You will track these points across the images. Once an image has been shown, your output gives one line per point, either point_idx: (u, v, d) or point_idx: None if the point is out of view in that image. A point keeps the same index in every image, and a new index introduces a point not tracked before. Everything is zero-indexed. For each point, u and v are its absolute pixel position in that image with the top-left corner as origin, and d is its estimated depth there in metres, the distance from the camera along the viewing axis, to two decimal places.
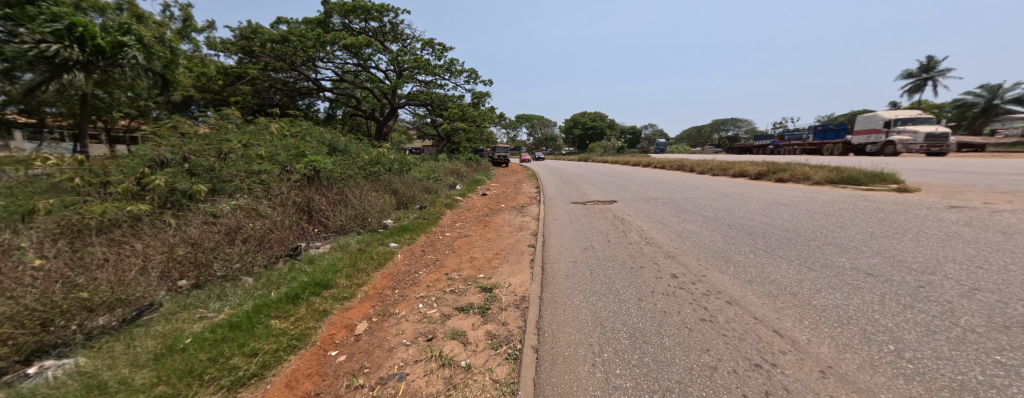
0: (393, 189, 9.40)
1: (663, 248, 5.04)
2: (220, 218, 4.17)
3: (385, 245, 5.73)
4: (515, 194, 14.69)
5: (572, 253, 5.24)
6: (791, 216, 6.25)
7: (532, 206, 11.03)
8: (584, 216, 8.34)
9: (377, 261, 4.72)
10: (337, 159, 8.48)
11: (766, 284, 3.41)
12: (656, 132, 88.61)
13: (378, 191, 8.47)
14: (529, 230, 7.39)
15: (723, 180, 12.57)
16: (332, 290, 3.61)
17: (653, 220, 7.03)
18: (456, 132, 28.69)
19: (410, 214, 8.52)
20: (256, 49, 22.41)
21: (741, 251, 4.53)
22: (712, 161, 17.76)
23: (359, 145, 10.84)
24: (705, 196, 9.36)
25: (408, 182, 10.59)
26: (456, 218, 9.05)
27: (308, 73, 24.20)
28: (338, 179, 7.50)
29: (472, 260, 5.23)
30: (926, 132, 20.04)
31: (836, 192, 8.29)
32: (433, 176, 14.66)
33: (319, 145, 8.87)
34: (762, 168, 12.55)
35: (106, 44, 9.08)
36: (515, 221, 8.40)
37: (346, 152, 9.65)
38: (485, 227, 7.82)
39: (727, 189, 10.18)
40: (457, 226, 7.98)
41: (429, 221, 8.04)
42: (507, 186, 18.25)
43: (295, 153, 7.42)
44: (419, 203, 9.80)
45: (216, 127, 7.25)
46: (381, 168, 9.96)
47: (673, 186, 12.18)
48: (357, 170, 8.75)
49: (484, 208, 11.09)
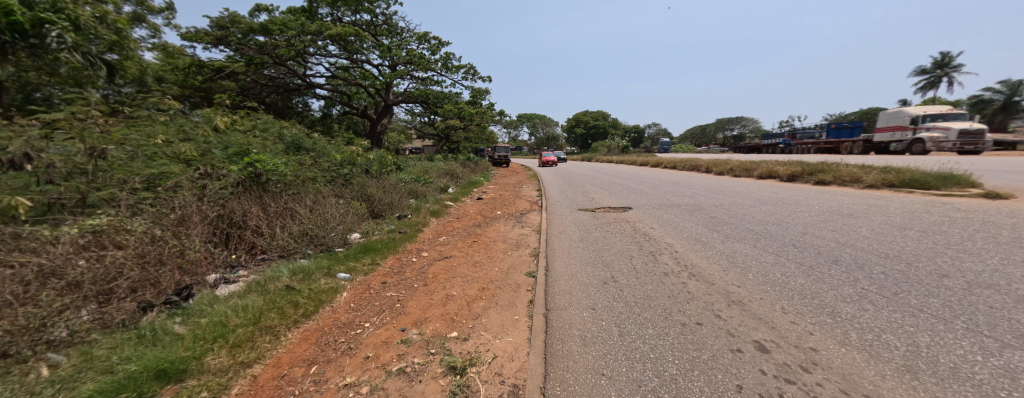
0: (366, 195, 7.95)
1: (718, 286, 3.52)
2: (40, 256, 2.70)
3: (332, 276, 4.23)
4: (514, 199, 13.25)
5: (587, 291, 3.72)
6: (876, 234, 4.71)
7: (532, 214, 9.46)
8: (595, 230, 6.80)
9: (302, 308, 3.22)
10: (294, 160, 7.08)
11: (951, 385, 1.89)
12: (660, 131, 86.88)
13: (344, 200, 7.02)
14: (528, 249, 5.86)
15: (750, 182, 11.02)
16: (184, 387, 2.13)
17: (686, 237, 5.50)
18: (454, 131, 27.25)
19: (383, 228, 7.04)
20: (235, 40, 20.97)
21: (844, 298, 3.01)
22: (729, 160, 16.25)
23: (330, 144, 9.42)
24: (739, 203, 7.84)
25: (388, 186, 9.16)
26: (441, 230, 7.58)
27: (298, 69, 23.08)
28: (290, 184, 6.05)
29: (446, 301, 3.73)
30: (960, 128, 18.31)
31: (907, 198, 6.75)
32: (421, 178, 13.19)
33: (275, 143, 7.47)
34: (794, 168, 11.05)
35: (27, 21, 6.85)
36: (512, 236, 6.91)
37: (312, 152, 8.26)
38: (474, 244, 6.33)
39: (763, 193, 8.64)
40: (440, 242, 6.46)
41: (405, 237, 6.55)
42: (505, 189, 16.80)
43: (235, 151, 6.01)
44: (398, 212, 8.35)
45: (134, 121, 5.88)
46: (353, 170, 8.54)
47: (693, 190, 10.63)
48: (319, 173, 7.33)
49: (477, 216, 9.55)
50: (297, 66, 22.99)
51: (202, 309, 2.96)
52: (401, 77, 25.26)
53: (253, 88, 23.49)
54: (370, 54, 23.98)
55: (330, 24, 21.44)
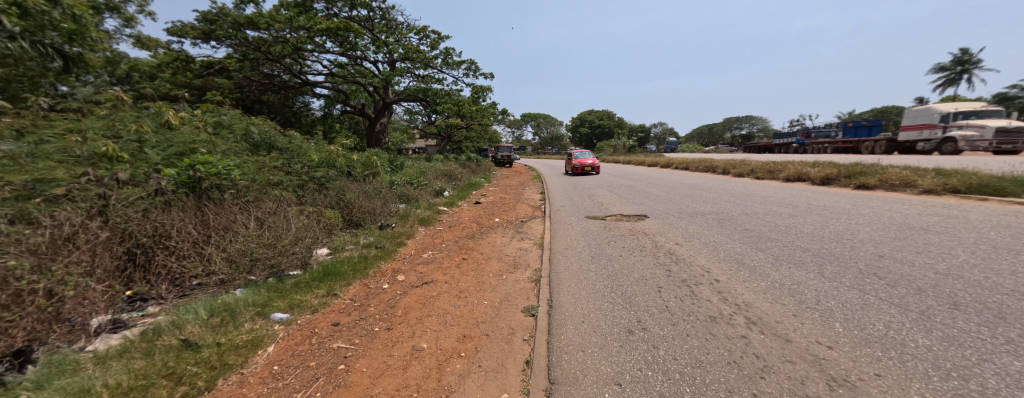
0: (340, 202, 6.95)
1: (799, 346, 2.43)
2: None
3: (264, 317, 3.21)
4: (515, 203, 12.24)
5: (609, 349, 2.63)
6: (983, 260, 3.59)
7: (535, 224, 8.33)
8: (608, 245, 5.70)
9: (188, 384, 2.20)
10: (254, 160, 6.15)
11: None
12: (667, 131, 85.45)
13: (309, 209, 6.04)
14: (529, 272, 4.79)
15: (777, 186, 9.88)
16: None
17: (724, 259, 4.41)
18: (455, 130, 26.32)
19: (358, 241, 6.01)
20: (224, 34, 19.90)
21: (1013, 381, 1.93)
22: (749, 161, 15.09)
23: (308, 142, 8.45)
24: (774, 212, 6.75)
25: (373, 190, 8.20)
26: (428, 242, 6.57)
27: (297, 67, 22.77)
28: (238, 192, 5.11)
29: (409, 360, 2.68)
30: (997, 126, 17.02)
31: (985, 207, 5.61)
32: (414, 180, 12.14)
33: (236, 143, 6.53)
34: (828, 170, 9.91)
35: None
36: (510, 252, 5.86)
37: (282, 152, 7.34)
38: (463, 263, 5.29)
39: (799, 200, 7.53)
40: (423, 262, 5.38)
41: (381, 255, 5.48)
42: (507, 191, 15.81)
43: (174, 151, 5.20)
44: (380, 221, 7.31)
45: (55, 118, 4.97)
46: (331, 171, 7.54)
47: (714, 195, 9.52)
48: (285, 178, 6.36)
49: (473, 224, 8.46)
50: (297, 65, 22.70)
51: (21, 394, 1.97)
52: (400, 75, 24.39)
53: (248, 86, 23.06)
54: (367, 50, 23.12)
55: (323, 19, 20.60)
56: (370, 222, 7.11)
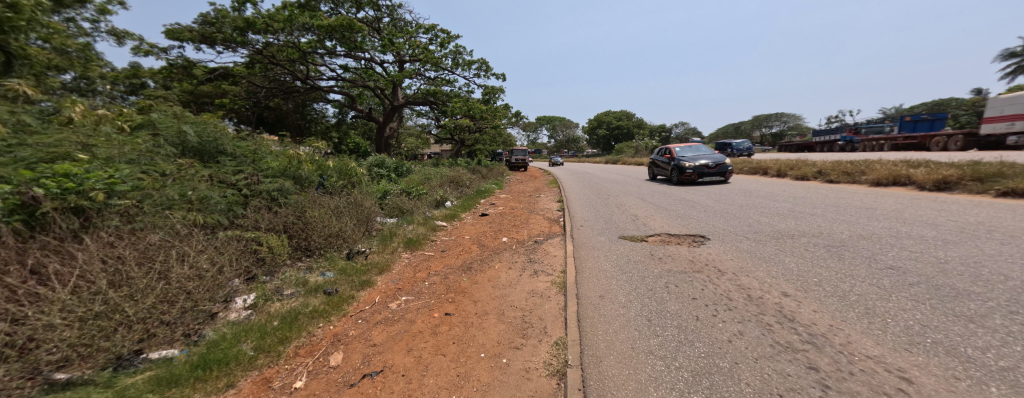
0: (292, 221, 5.24)
1: None
2: None
3: None
4: (530, 214, 10.44)
5: None
6: None
7: (554, 248, 6.40)
8: (667, 293, 3.72)
9: None
10: (169, 168, 4.49)
11: None
12: (689, 130, 81.75)
13: (233, 237, 4.33)
14: (547, 354, 2.87)
15: (869, 195, 7.73)
16: None
17: (905, 343, 2.42)
18: (467, 134, 24.93)
19: (302, 285, 4.26)
20: (224, 37, 18.02)
21: None
22: (806, 162, 12.84)
23: (270, 143, 6.83)
24: (904, 238, 4.69)
25: (348, 206, 6.55)
26: (407, 282, 4.80)
27: (311, 74, 22.48)
28: (115, 218, 3.45)
29: None
30: None
31: None
32: (409, 190, 10.53)
33: (155, 146, 4.88)
34: (950, 172, 7.75)
35: None
36: (518, 303, 3.97)
37: (232, 159, 5.71)
38: (443, 328, 3.44)
39: (941, 218, 5.47)
40: (383, 324, 3.56)
41: (323, 307, 3.68)
42: (519, 199, 14.04)
43: (27, 156, 3.55)
44: (348, 248, 5.58)
45: None
46: (289, 183, 5.85)
47: (788, 208, 7.42)
48: (212, 191, 4.69)
49: (475, 249, 6.64)
50: (311, 71, 22.32)
51: None
52: (408, 76, 23.17)
53: (256, 92, 22.29)
54: (374, 52, 21.95)
55: (325, 18, 19.31)
56: (333, 251, 5.38)
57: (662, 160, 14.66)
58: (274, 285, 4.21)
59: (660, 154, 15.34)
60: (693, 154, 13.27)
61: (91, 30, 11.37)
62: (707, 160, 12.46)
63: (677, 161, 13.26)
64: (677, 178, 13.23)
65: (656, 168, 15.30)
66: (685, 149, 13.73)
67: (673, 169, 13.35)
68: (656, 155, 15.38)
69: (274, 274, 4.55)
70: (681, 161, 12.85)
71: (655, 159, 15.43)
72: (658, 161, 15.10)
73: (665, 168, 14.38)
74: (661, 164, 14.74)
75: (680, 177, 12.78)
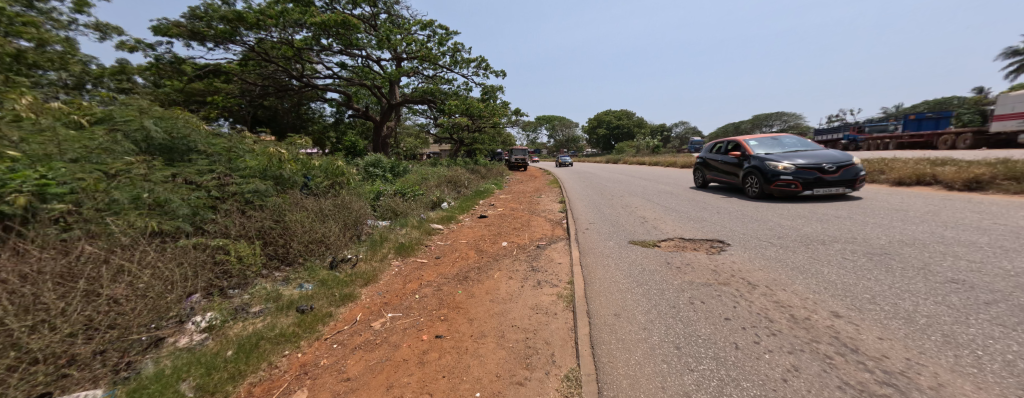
0: (267, 226, 4.72)
1: None
2: None
3: None
4: (531, 216, 9.92)
5: None
6: None
7: (559, 254, 5.87)
8: (695, 313, 3.19)
9: None
10: (121, 168, 3.94)
11: None
12: (689, 130, 81.36)
13: (194, 246, 3.80)
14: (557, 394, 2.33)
15: (897, 197, 7.21)
16: None
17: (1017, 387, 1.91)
18: (465, 133, 24.44)
19: (274, 300, 3.72)
20: (215, 33, 17.50)
21: None
22: None
23: (251, 140, 6.28)
24: (957, 245, 4.17)
25: (334, 209, 6.01)
26: (396, 296, 4.23)
27: (308, 73, 22.01)
28: (44, 227, 2.95)
29: None
30: None
31: None
32: (404, 191, 10.01)
33: (113, 142, 4.34)
34: (982, 171, 7.25)
35: None
36: (520, 323, 3.44)
37: (205, 157, 5.13)
38: (431, 355, 2.90)
39: (987, 221, 4.96)
40: (363, 349, 3.02)
41: (293, 329, 3.14)
42: (519, 200, 13.52)
43: None
44: (332, 256, 5.04)
45: None
46: (267, 184, 5.29)
47: (811, 210, 6.89)
48: (174, 194, 4.14)
49: (472, 256, 6.10)
50: (307, 69, 21.86)
51: None
52: (405, 74, 22.65)
53: (250, 90, 21.79)
54: (370, 49, 21.44)
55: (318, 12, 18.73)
56: (314, 260, 4.84)
57: (723, 161, 10.18)
58: (240, 302, 3.66)
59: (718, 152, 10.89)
60: (783, 150, 8.69)
61: (69, 22, 10.81)
62: (816, 160, 7.83)
63: (758, 161, 8.69)
64: (759, 187, 8.64)
65: (713, 171, 10.75)
66: (765, 142, 9.20)
67: (750, 173, 8.79)
68: (712, 155, 10.93)
69: (243, 288, 4.03)
70: (773, 161, 8.18)
71: (710, 159, 10.96)
72: (716, 162, 10.57)
73: (732, 173, 9.81)
74: (722, 165, 10.24)
75: (769, 186, 8.15)
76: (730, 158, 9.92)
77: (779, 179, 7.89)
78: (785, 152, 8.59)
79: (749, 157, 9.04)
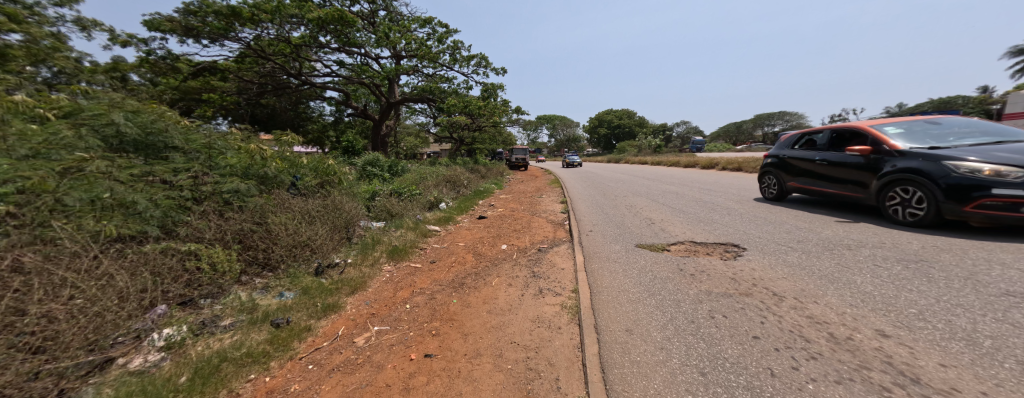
0: (247, 229, 4.35)
1: None
2: None
3: None
4: (532, 217, 9.54)
5: None
6: None
7: (562, 258, 5.50)
8: (718, 330, 2.82)
9: None
10: (80, 166, 3.57)
11: None
12: (690, 129, 80.96)
13: (159, 252, 3.43)
14: None
15: None
16: None
17: None
18: (465, 132, 24.08)
19: (248, 312, 3.36)
20: (209, 29, 17.14)
21: None
22: None
23: (235, 136, 5.88)
24: (1001, 252, 3.79)
25: (323, 210, 5.63)
26: (384, 306, 3.86)
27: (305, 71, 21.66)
28: None
29: None
30: None
31: None
32: (401, 190, 9.65)
33: (75, 138, 3.95)
34: None
35: None
36: (519, 339, 3.06)
37: (181, 154, 4.73)
38: (417, 380, 2.53)
39: None
40: (342, 371, 2.66)
41: (263, 347, 2.78)
42: (520, 200, 13.14)
43: None
44: (318, 261, 4.67)
45: None
46: (249, 183, 4.92)
47: (829, 212, 6.51)
48: (139, 194, 3.76)
49: (469, 260, 5.73)
50: (305, 67, 21.51)
51: None
52: (404, 72, 22.29)
53: (247, 88, 21.45)
54: (368, 47, 21.08)
55: (315, 7, 18.35)
56: (298, 266, 4.47)
57: (827, 160, 6.40)
58: (209, 314, 3.31)
59: (805, 147, 7.13)
60: (958, 142, 5.05)
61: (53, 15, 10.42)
62: None
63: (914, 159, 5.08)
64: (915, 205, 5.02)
65: (800, 178, 7.00)
66: (911, 130, 5.57)
67: (899, 180, 5.10)
68: (797, 151, 7.26)
69: (214, 298, 3.67)
70: (953, 159, 4.59)
71: (795, 158, 7.15)
72: (807, 162, 6.83)
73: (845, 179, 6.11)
74: (822, 167, 6.47)
75: (955, 204, 4.49)
76: (842, 154, 6.15)
77: (984, 195, 4.24)
78: (969, 146, 4.91)
79: (894, 152, 5.31)
